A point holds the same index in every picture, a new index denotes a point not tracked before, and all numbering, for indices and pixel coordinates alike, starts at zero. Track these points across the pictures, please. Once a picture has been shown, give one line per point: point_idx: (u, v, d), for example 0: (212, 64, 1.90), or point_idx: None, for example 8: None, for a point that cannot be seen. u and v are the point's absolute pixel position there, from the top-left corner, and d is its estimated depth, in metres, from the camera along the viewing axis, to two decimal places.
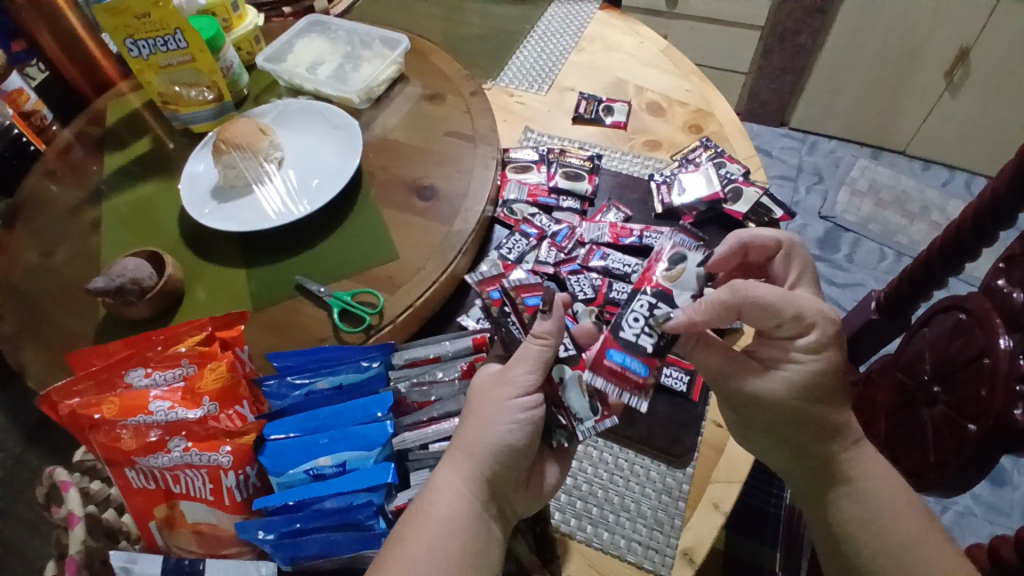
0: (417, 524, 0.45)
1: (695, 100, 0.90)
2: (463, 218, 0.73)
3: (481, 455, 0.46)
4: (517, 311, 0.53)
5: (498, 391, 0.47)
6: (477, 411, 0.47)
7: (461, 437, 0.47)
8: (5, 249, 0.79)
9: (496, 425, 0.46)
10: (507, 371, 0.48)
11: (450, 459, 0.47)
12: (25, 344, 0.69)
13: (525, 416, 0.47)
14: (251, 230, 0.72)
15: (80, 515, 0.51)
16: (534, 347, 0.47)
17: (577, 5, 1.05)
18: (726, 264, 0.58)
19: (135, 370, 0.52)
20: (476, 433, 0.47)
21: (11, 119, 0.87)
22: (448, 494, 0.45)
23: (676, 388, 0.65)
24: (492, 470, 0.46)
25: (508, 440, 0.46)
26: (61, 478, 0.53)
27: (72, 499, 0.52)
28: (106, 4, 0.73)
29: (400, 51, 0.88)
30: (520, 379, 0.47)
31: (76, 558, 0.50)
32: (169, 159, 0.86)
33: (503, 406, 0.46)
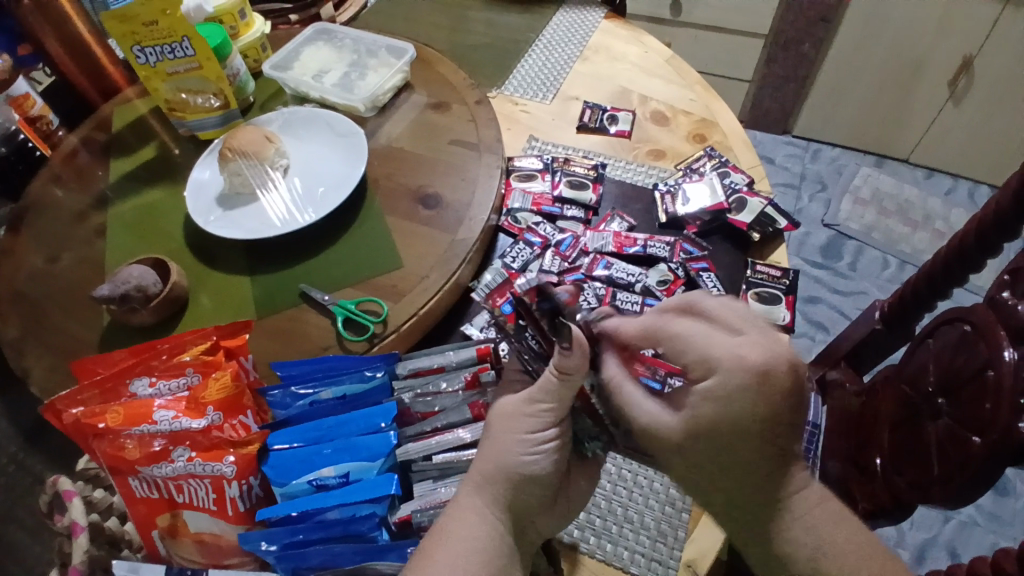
0: (438, 546, 0.44)
1: (699, 109, 0.91)
2: (467, 227, 0.73)
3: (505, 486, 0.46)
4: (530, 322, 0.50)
5: (517, 422, 0.47)
6: (495, 440, 0.47)
7: (481, 463, 0.47)
8: (10, 253, 0.79)
9: (521, 458, 0.46)
10: (529, 406, 0.47)
11: (476, 490, 0.47)
12: (30, 349, 0.69)
13: (549, 447, 0.47)
14: (257, 237, 0.72)
15: (84, 524, 0.51)
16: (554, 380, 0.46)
17: (582, 14, 1.05)
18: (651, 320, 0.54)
19: (140, 379, 0.51)
20: (495, 461, 0.47)
21: (16, 124, 0.87)
22: (475, 515, 0.46)
23: None
24: (515, 495, 0.47)
25: (531, 471, 0.46)
26: (64, 487, 0.53)
27: (75, 508, 0.52)
28: (115, 11, 0.74)
29: (406, 60, 0.88)
30: (542, 412, 0.47)
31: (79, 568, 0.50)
32: (175, 165, 0.86)
33: (525, 438, 0.46)
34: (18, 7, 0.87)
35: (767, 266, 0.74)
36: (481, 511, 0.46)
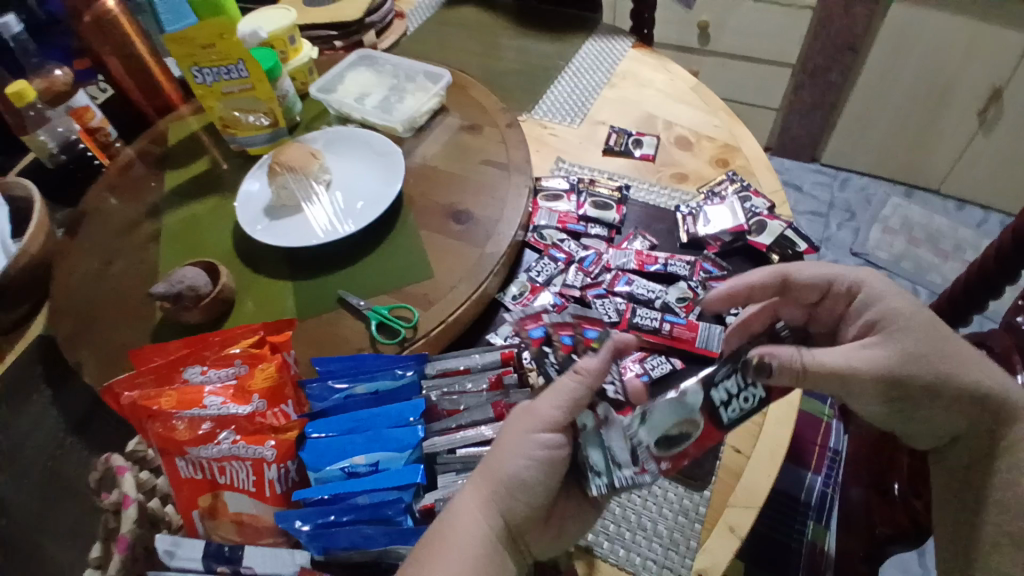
0: (435, 548, 0.46)
1: (723, 135, 0.93)
2: (495, 242, 0.77)
3: (503, 488, 0.48)
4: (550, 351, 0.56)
5: (523, 424, 0.49)
6: (502, 442, 0.49)
7: (485, 465, 0.49)
8: (70, 254, 0.86)
9: (518, 459, 0.48)
10: (536, 405, 0.50)
11: (476, 489, 0.48)
12: (83, 341, 0.75)
13: (544, 454, 0.48)
14: (300, 246, 0.77)
15: (134, 497, 0.54)
16: (570, 383, 0.49)
17: (610, 43, 1.10)
18: (772, 289, 0.63)
19: (192, 367, 0.55)
20: (498, 463, 0.49)
21: (77, 134, 0.97)
22: (471, 516, 0.47)
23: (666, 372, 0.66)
24: (513, 503, 0.48)
25: (527, 477, 0.48)
26: (117, 462, 0.56)
27: (127, 483, 0.54)
28: (174, 34, 0.82)
29: (442, 84, 0.94)
30: (546, 413, 0.49)
31: (127, 537, 0.52)
32: (224, 179, 0.93)
33: (527, 440, 0.48)
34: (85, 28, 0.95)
35: None
36: (476, 516, 0.47)
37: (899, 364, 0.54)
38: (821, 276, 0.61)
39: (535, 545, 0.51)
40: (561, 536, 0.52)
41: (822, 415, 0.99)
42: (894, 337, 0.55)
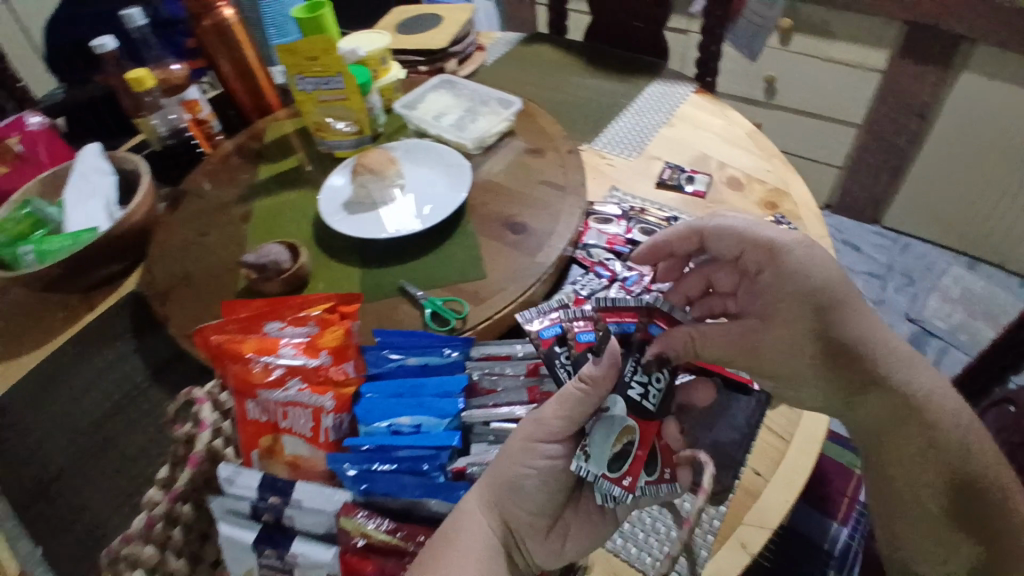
0: (444, 545, 0.50)
1: (774, 180, 0.97)
2: (546, 253, 0.84)
3: (506, 492, 0.52)
4: (569, 348, 0.60)
5: (527, 432, 0.53)
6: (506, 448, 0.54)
7: (490, 471, 0.54)
8: (171, 225, 0.99)
9: (520, 464, 0.53)
10: (539, 412, 0.54)
11: (479, 493, 0.53)
12: (174, 299, 0.86)
13: (544, 462, 0.53)
14: (370, 238, 0.86)
15: (209, 423, 0.62)
16: (574, 391, 0.53)
17: (674, 87, 1.17)
18: (690, 239, 0.73)
19: (272, 323, 0.63)
20: (502, 468, 0.53)
21: (186, 123, 1.10)
22: (475, 518, 0.51)
23: None
24: (512, 506, 0.53)
25: (527, 481, 0.53)
26: (198, 394, 0.63)
27: (206, 410, 0.62)
28: (287, 45, 0.94)
29: (512, 111, 1.03)
30: (549, 423, 0.53)
31: (199, 453, 0.60)
32: (307, 175, 1.04)
33: (529, 448, 0.53)
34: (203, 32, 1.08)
35: None
36: (480, 518, 0.51)
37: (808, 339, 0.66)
38: (730, 231, 0.70)
39: (531, 551, 0.54)
40: (563, 548, 0.55)
41: (852, 466, 1.01)
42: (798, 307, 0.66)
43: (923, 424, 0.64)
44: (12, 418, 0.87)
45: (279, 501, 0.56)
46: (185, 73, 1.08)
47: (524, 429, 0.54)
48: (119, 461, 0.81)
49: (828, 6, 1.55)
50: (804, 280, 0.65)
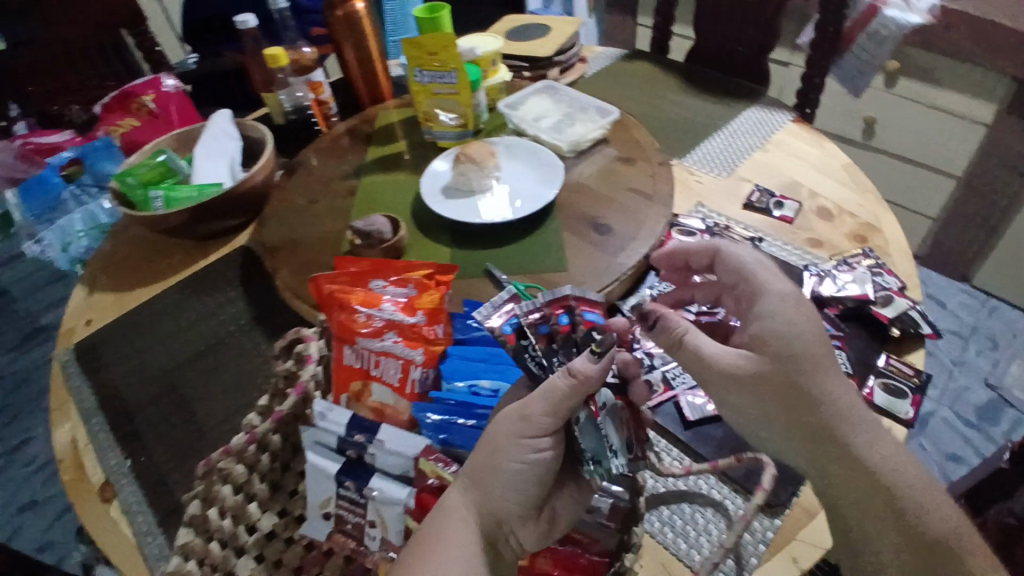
0: (431, 539, 0.54)
1: (866, 215, 0.96)
2: (626, 255, 0.87)
3: (486, 494, 0.54)
4: (535, 341, 0.58)
5: (512, 427, 0.54)
6: (492, 443, 0.55)
7: (475, 463, 0.55)
8: (285, 191, 1.09)
9: (509, 459, 0.54)
10: (526, 408, 0.54)
11: (462, 487, 0.55)
12: (282, 256, 0.96)
13: (533, 456, 0.54)
14: (464, 222, 0.93)
15: (315, 359, 0.71)
16: (564, 382, 0.52)
17: (771, 113, 1.18)
18: (699, 256, 0.75)
19: (378, 280, 0.70)
20: (488, 461, 0.54)
21: (309, 102, 1.21)
22: (460, 512, 0.54)
23: None
24: (499, 499, 0.54)
25: (514, 473, 0.54)
26: (307, 333, 0.73)
27: (314, 347, 0.72)
28: (412, 39, 1.02)
29: (609, 119, 1.07)
30: (536, 419, 0.53)
31: (305, 383, 0.69)
32: (410, 160, 1.12)
33: (515, 444, 0.54)
34: (333, 20, 1.17)
35: (901, 362, 0.77)
36: (464, 511, 0.54)
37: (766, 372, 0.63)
38: (734, 262, 0.71)
39: (521, 538, 0.56)
40: (553, 527, 0.56)
41: None
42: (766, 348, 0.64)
43: (887, 501, 0.60)
44: (129, 341, 0.97)
45: (365, 438, 0.63)
46: (314, 57, 1.19)
47: (504, 425, 0.54)
48: (213, 393, 0.88)
49: (941, 53, 1.51)
50: (776, 327, 0.65)
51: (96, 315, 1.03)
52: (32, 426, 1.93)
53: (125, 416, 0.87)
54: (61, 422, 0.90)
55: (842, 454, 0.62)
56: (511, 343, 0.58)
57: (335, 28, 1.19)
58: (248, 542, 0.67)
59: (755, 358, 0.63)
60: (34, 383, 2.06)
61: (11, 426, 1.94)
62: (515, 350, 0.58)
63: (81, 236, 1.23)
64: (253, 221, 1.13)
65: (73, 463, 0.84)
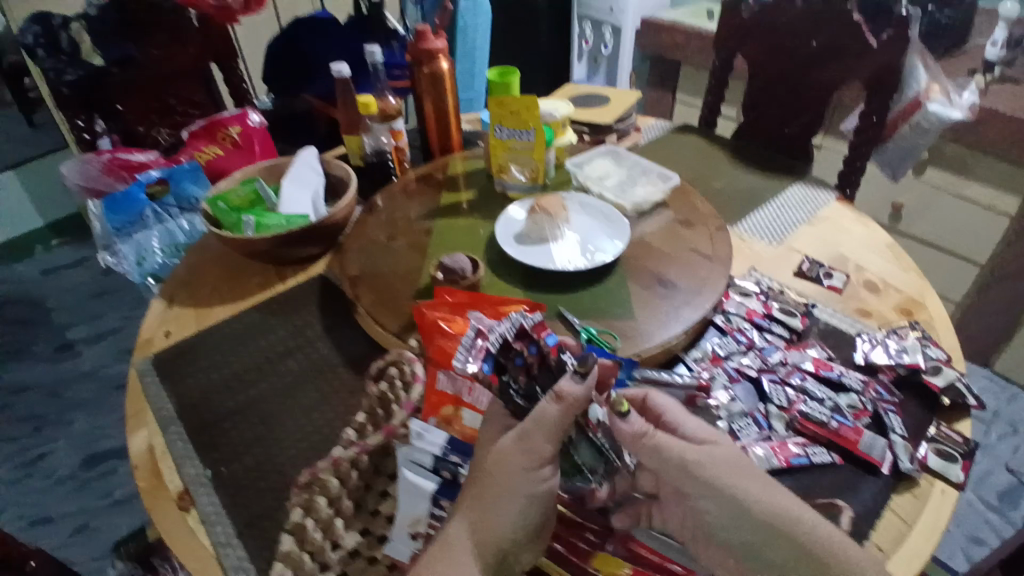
0: (436, 562, 0.61)
1: (911, 290, 1.03)
2: (690, 309, 0.94)
3: (489, 524, 0.62)
4: (513, 373, 0.68)
5: (512, 461, 0.63)
6: (496, 474, 0.63)
7: (480, 490, 0.63)
8: (363, 226, 1.18)
9: (514, 491, 0.62)
10: (527, 439, 0.62)
11: (464, 512, 0.63)
12: (364, 285, 1.03)
13: (536, 487, 0.63)
14: (539, 267, 1.00)
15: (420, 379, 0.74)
16: (552, 409, 0.62)
17: (815, 190, 1.27)
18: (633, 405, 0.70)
19: (475, 313, 0.76)
20: (491, 492, 0.63)
21: (389, 147, 1.31)
22: (462, 535, 0.62)
23: (824, 460, 0.77)
24: (496, 528, 0.62)
25: (514, 504, 0.62)
26: (409, 356, 0.78)
27: (417, 368, 0.76)
28: (498, 99, 1.12)
29: (669, 185, 1.15)
30: (536, 450, 0.63)
31: (413, 401, 0.72)
32: (481, 207, 1.20)
33: (517, 477, 0.62)
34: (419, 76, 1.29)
35: (950, 429, 0.82)
36: (463, 537, 0.62)
37: (722, 483, 0.63)
38: (669, 405, 0.69)
39: (525, 560, 0.65)
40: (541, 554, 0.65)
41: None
42: (715, 455, 0.65)
43: None
44: (206, 353, 1.02)
45: (461, 460, 0.71)
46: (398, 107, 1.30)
47: (513, 462, 0.63)
48: (289, 411, 0.91)
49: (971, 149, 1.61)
50: (716, 441, 0.67)
51: (175, 328, 1.08)
52: (56, 437, 1.93)
53: (202, 427, 0.90)
54: (136, 429, 0.92)
55: (810, 560, 0.59)
56: (493, 381, 0.68)
57: (419, 82, 1.30)
58: (332, 559, 0.68)
59: (704, 463, 0.64)
60: (61, 395, 2.07)
61: (36, 435, 1.94)
62: (499, 387, 0.68)
63: (157, 253, 1.31)
64: (328, 254, 1.21)
65: (148, 470, 0.86)
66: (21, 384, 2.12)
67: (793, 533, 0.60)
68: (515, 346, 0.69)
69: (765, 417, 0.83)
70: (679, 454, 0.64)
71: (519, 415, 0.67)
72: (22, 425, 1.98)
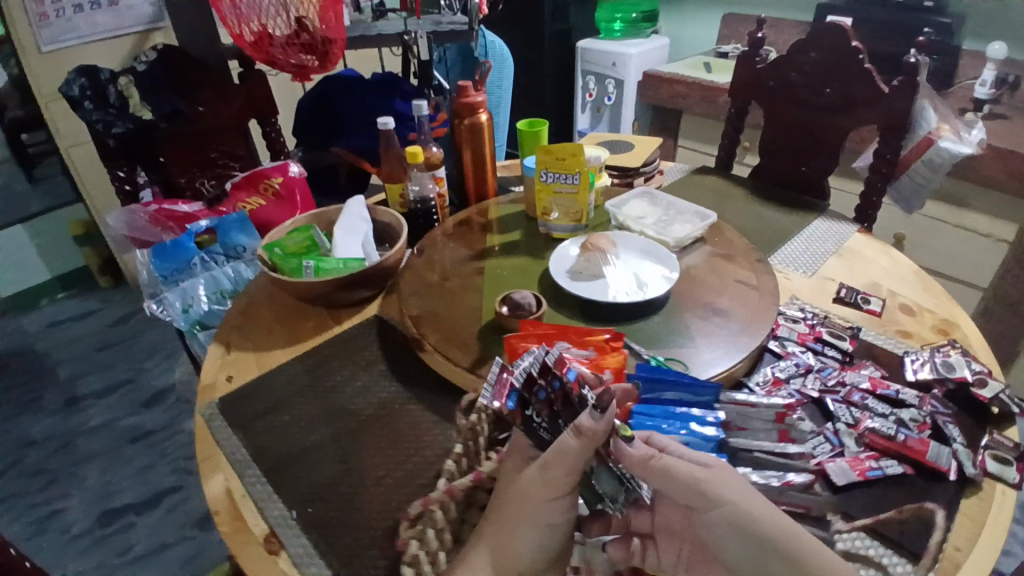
0: None
1: (943, 312, 1.09)
2: (748, 336, 0.99)
3: (511, 553, 0.66)
4: (536, 407, 0.69)
5: (528, 490, 0.66)
6: (513, 502, 0.67)
7: (500, 514, 0.68)
8: (416, 267, 1.23)
9: (531, 517, 0.66)
10: (545, 472, 0.65)
11: (487, 536, 0.68)
12: (427, 325, 1.07)
13: (558, 516, 0.66)
14: (598, 301, 1.04)
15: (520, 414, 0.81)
16: (571, 442, 0.63)
17: (838, 223, 1.35)
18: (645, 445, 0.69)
19: (563, 344, 0.80)
20: (507, 518, 0.67)
21: (433, 195, 1.37)
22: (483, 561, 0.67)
23: (895, 471, 0.80)
24: (513, 553, 0.66)
25: (531, 530, 0.66)
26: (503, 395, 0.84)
27: None
28: (545, 146, 1.19)
29: (707, 222, 1.22)
30: (551, 483, 0.65)
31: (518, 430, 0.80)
32: (527, 247, 1.26)
33: (532, 505, 0.66)
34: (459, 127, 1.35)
35: (1001, 436, 0.86)
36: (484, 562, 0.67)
37: (721, 509, 0.62)
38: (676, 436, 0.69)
39: None
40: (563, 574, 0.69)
41: None
42: (721, 482, 0.64)
43: None
44: (270, 397, 1.03)
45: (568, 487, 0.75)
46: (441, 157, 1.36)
47: (536, 494, 0.65)
48: (364, 449, 0.91)
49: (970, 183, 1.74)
50: (720, 468, 0.66)
51: (236, 372, 1.09)
52: (68, 493, 1.87)
53: (279, 469, 0.90)
54: (210, 474, 0.91)
55: None
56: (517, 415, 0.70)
57: (458, 132, 1.36)
58: None
59: (704, 489, 0.63)
60: (73, 449, 2.01)
61: (47, 491, 1.88)
62: (523, 419, 0.69)
63: (203, 300, 1.33)
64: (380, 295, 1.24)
65: (229, 514, 0.85)
66: (30, 440, 2.06)
67: (799, 555, 0.60)
68: (537, 380, 0.69)
69: (835, 435, 0.86)
70: (682, 480, 0.63)
71: (543, 445, 0.69)
72: (32, 481, 1.92)
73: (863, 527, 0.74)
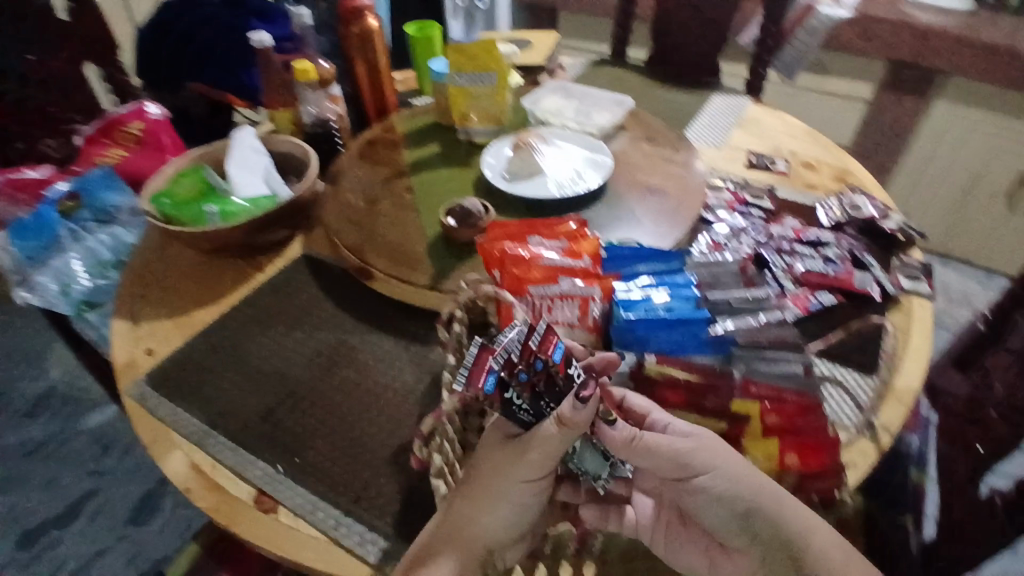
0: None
1: (837, 163, 1.22)
2: (687, 210, 1.03)
3: (477, 532, 0.64)
4: (518, 389, 0.59)
5: (508, 470, 0.63)
6: (486, 482, 0.64)
7: (468, 493, 0.64)
8: (338, 194, 1.12)
9: (504, 496, 0.64)
10: (528, 452, 0.62)
11: (451, 517, 0.64)
12: (371, 253, 1.00)
13: (529, 493, 0.65)
14: (542, 198, 1.03)
15: None
16: (554, 429, 0.60)
17: (733, 97, 1.42)
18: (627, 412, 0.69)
19: (533, 238, 0.81)
20: (476, 500, 0.64)
21: (333, 115, 1.23)
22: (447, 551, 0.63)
23: (824, 304, 0.90)
24: (481, 534, 0.64)
25: (501, 507, 0.64)
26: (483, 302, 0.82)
27: None
28: (456, 45, 1.12)
29: (625, 107, 1.23)
30: (532, 463, 0.63)
31: None
32: (453, 158, 1.19)
33: (511, 482, 0.63)
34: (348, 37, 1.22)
35: (907, 257, 1.00)
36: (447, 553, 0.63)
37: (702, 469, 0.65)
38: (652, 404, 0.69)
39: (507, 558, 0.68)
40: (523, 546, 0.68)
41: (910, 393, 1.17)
42: (701, 444, 0.66)
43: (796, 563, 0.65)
44: (207, 361, 0.91)
45: None
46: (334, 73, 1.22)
47: (517, 473, 0.63)
48: (336, 391, 0.85)
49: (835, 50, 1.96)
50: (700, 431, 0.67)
51: (157, 343, 0.95)
52: None
53: (246, 432, 0.81)
54: (166, 454, 0.81)
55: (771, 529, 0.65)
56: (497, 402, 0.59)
57: (348, 42, 1.23)
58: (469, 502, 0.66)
59: (687, 451, 0.65)
60: None
61: None
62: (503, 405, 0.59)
63: (82, 275, 1.10)
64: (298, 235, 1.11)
65: (205, 488, 0.78)
66: None
67: (774, 510, 0.65)
68: (524, 359, 0.59)
69: (773, 280, 0.92)
70: (668, 449, 0.64)
71: (522, 425, 0.63)
72: None
73: (819, 352, 0.85)
